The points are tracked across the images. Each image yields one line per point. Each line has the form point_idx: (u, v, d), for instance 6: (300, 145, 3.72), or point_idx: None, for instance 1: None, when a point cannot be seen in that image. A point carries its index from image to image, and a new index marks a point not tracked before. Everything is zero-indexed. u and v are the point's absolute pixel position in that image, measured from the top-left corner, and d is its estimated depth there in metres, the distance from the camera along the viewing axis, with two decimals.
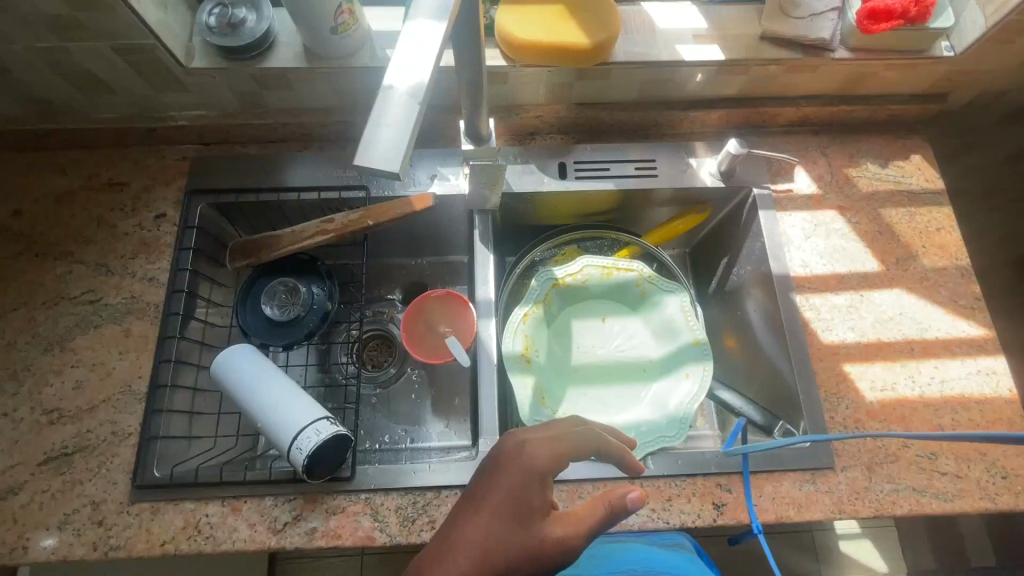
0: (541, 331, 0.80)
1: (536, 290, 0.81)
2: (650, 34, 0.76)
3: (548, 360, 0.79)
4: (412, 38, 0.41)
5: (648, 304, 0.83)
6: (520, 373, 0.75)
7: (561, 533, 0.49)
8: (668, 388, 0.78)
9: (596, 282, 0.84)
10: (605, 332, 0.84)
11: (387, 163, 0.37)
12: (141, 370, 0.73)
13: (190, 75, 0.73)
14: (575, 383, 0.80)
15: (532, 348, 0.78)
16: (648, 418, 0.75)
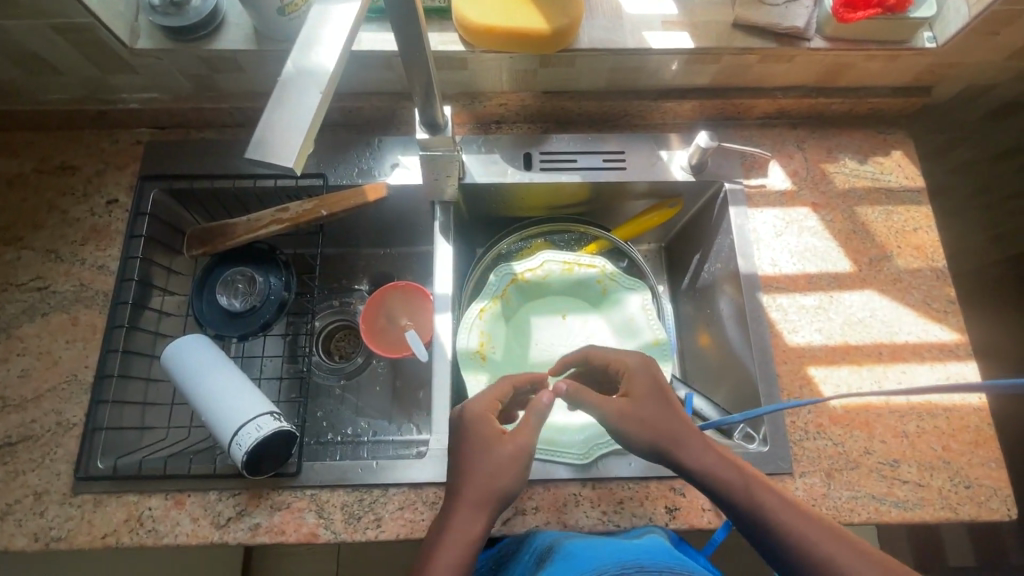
0: (498, 328, 0.79)
1: (493, 286, 0.80)
2: (617, 20, 0.72)
3: (504, 357, 0.78)
4: (321, 20, 0.38)
5: (610, 301, 0.81)
6: (470, 370, 0.74)
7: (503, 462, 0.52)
8: None
9: (556, 279, 0.82)
10: (567, 329, 0.81)
11: (278, 158, 0.34)
12: (88, 360, 0.72)
13: (136, 57, 0.70)
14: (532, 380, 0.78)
15: (488, 345, 0.77)
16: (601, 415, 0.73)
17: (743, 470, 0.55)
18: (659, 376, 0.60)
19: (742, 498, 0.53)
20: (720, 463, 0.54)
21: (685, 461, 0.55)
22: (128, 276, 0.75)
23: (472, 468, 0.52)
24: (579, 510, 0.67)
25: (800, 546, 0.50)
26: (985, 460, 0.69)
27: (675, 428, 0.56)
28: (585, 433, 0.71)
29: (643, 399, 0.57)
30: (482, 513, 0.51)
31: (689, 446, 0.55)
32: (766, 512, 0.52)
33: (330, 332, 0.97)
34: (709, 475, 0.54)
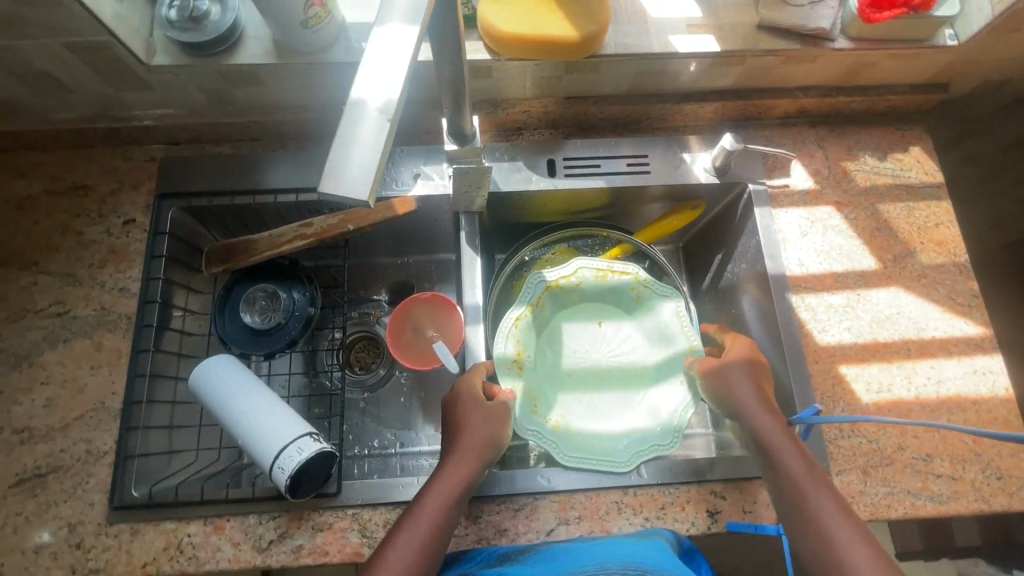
0: (533, 335, 0.77)
1: (528, 294, 0.78)
2: (641, 24, 0.72)
3: (540, 366, 0.77)
4: (380, 47, 0.37)
5: (644, 308, 0.80)
6: (509, 378, 0.72)
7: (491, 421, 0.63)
8: (661, 396, 0.76)
9: (590, 287, 0.81)
10: (599, 336, 0.81)
11: (353, 192, 0.33)
12: (115, 385, 0.70)
13: (153, 73, 0.68)
14: (567, 387, 0.77)
15: (526, 353, 0.75)
16: (643, 428, 0.73)
17: (801, 451, 0.61)
18: (761, 360, 0.68)
19: (782, 466, 0.59)
20: (780, 435, 0.61)
21: (747, 419, 0.63)
22: (151, 298, 0.73)
23: (468, 420, 0.62)
24: (622, 518, 0.67)
25: (813, 518, 0.55)
26: (1015, 451, 0.70)
27: (755, 394, 0.65)
28: (627, 445, 0.71)
29: (745, 365, 0.67)
30: (473, 462, 0.59)
31: (761, 409, 0.64)
32: (799, 483, 0.58)
33: (350, 344, 0.96)
34: (765, 439, 0.61)
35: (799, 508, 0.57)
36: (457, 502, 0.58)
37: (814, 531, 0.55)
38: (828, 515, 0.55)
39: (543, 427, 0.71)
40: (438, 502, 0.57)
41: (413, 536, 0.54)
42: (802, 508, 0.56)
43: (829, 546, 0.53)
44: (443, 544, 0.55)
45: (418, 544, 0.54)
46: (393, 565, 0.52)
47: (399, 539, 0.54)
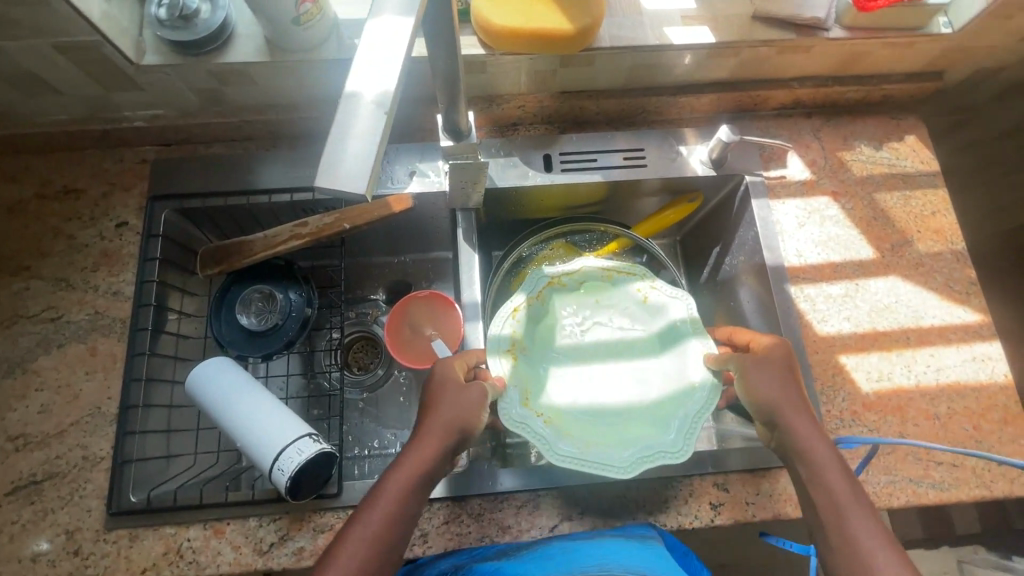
0: (531, 327, 0.69)
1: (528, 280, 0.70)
2: (636, 16, 0.72)
3: (535, 358, 0.67)
4: (375, 40, 0.37)
5: (653, 309, 0.71)
6: (498, 358, 0.64)
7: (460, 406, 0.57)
8: (671, 400, 0.64)
9: (595, 279, 0.72)
10: (604, 337, 0.70)
11: (350, 186, 0.33)
12: (111, 390, 0.69)
13: (143, 73, 0.67)
14: (563, 387, 0.67)
15: (520, 341, 0.66)
16: (649, 436, 0.62)
17: (840, 460, 0.55)
18: (792, 359, 0.60)
19: (821, 479, 0.54)
20: (817, 441, 0.56)
21: (783, 427, 0.57)
22: (145, 301, 0.72)
23: (438, 400, 0.57)
24: (624, 512, 0.67)
25: (853, 538, 0.51)
26: (1015, 437, 0.70)
27: (792, 399, 0.57)
28: (628, 453, 0.60)
29: (779, 365, 0.59)
30: (436, 446, 0.55)
31: (798, 414, 0.57)
32: (837, 497, 0.53)
33: (348, 344, 0.96)
34: (805, 448, 0.55)
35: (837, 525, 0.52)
36: (416, 489, 0.54)
37: (852, 551, 0.51)
38: (867, 535, 0.51)
39: (532, 423, 0.61)
40: (395, 491, 0.53)
41: (366, 526, 0.52)
42: (840, 525, 0.52)
43: (868, 567, 0.50)
44: (401, 533, 0.53)
45: (372, 531, 0.51)
46: (343, 557, 0.50)
47: (353, 530, 0.52)
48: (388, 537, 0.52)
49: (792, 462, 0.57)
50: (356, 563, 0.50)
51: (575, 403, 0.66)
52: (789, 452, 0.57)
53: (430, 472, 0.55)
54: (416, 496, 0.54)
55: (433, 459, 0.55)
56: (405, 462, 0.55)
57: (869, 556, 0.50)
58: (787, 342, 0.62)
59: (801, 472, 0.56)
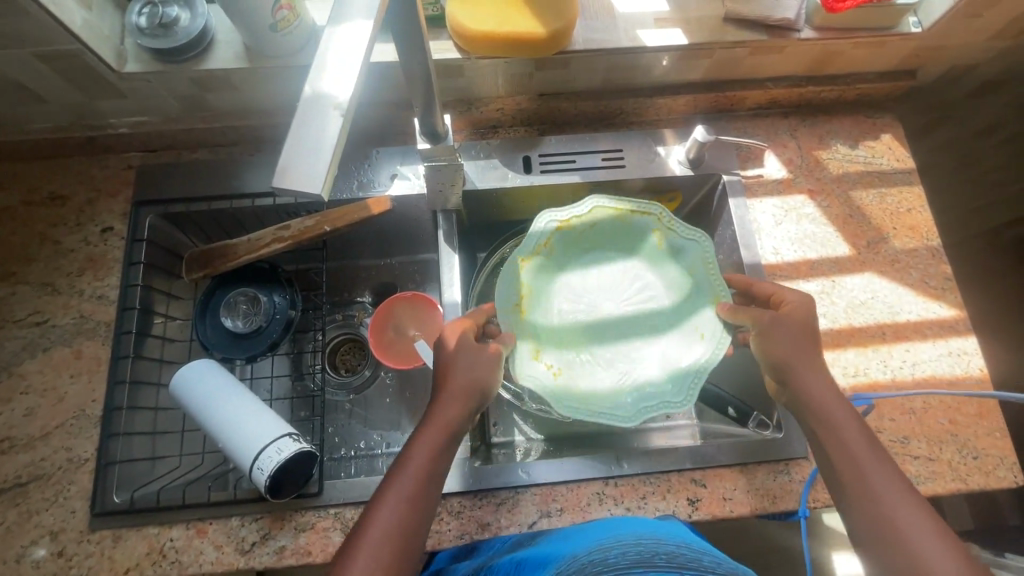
0: (540, 276, 0.72)
1: (534, 236, 0.71)
2: (610, 19, 0.73)
3: (545, 307, 0.71)
4: (333, 44, 0.37)
5: (664, 253, 0.72)
6: (509, 318, 0.67)
7: (478, 370, 0.58)
8: (679, 347, 0.68)
9: (606, 228, 0.73)
10: (615, 281, 0.73)
11: (307, 186, 0.34)
12: (95, 393, 0.70)
13: (125, 81, 0.69)
14: (574, 335, 0.70)
15: (528, 296, 0.70)
16: (652, 379, 0.66)
17: (851, 413, 0.57)
18: (812, 316, 0.61)
19: (836, 432, 0.56)
20: (830, 395, 0.57)
21: (799, 382, 0.58)
22: (129, 305, 0.73)
23: (452, 364, 0.58)
24: (604, 508, 0.67)
25: (870, 487, 0.53)
26: (991, 430, 0.71)
27: (806, 354, 0.59)
28: (634, 397, 0.65)
29: (799, 321, 0.60)
30: (458, 409, 0.56)
31: (813, 369, 0.58)
32: (853, 449, 0.55)
33: (335, 346, 0.97)
34: (818, 404, 0.57)
35: (854, 477, 0.54)
36: (443, 452, 0.56)
37: (869, 500, 0.53)
38: (880, 481, 0.53)
39: (542, 375, 0.65)
40: (424, 454, 0.55)
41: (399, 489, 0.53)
42: (858, 477, 0.54)
43: (887, 517, 0.52)
44: (432, 494, 0.54)
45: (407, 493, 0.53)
46: (380, 520, 0.51)
47: (388, 493, 0.53)
48: (420, 499, 0.53)
49: (805, 418, 0.58)
50: (393, 525, 0.51)
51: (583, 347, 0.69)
52: (801, 405, 0.58)
53: (454, 434, 0.56)
54: (443, 458, 0.56)
55: (456, 420, 0.56)
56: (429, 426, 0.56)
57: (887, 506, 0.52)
58: (810, 299, 0.62)
59: (813, 424, 0.57)
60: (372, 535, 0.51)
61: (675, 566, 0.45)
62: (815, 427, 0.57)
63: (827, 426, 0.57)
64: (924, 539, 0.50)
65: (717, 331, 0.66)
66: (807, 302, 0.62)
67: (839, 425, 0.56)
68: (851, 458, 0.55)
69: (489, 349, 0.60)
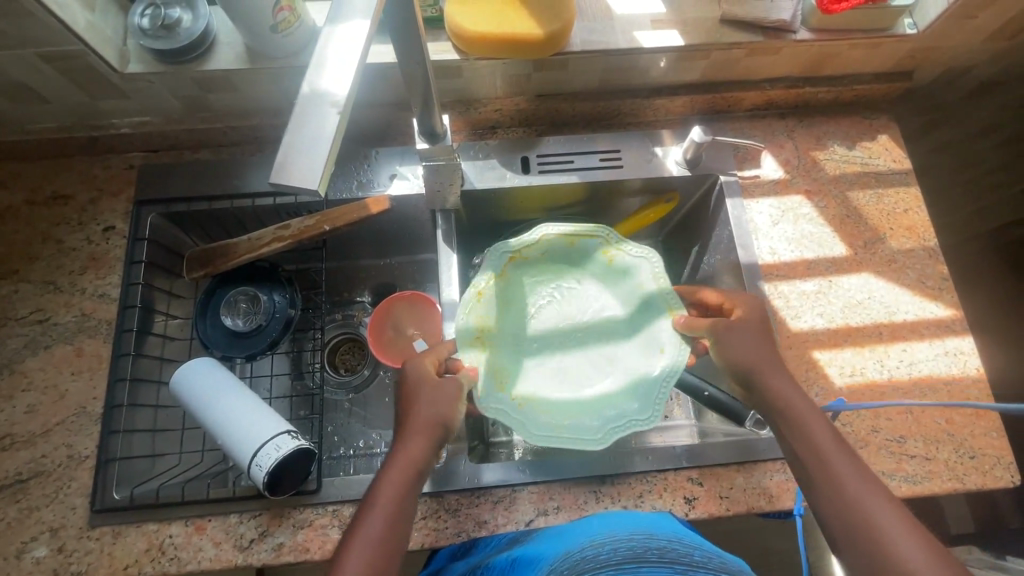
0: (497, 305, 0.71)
1: (488, 265, 0.72)
2: (607, 21, 0.73)
3: (505, 334, 0.70)
4: (330, 42, 0.38)
5: (616, 271, 0.73)
6: (470, 352, 0.66)
7: (441, 404, 0.59)
8: (640, 363, 0.68)
9: (558, 251, 0.74)
10: (568, 301, 0.73)
11: (305, 183, 0.34)
12: (96, 390, 0.71)
13: (127, 81, 0.69)
14: (534, 359, 0.70)
15: (487, 327, 0.69)
16: (615, 396, 0.66)
17: (816, 409, 0.58)
18: (765, 319, 0.63)
19: (801, 426, 0.57)
20: (792, 391, 0.58)
21: (764, 384, 0.59)
22: (130, 303, 0.74)
23: (414, 398, 0.59)
24: (600, 506, 0.68)
25: (835, 480, 0.53)
26: (987, 430, 0.71)
27: (766, 357, 0.60)
28: (602, 416, 0.65)
29: (751, 331, 0.61)
30: (424, 444, 0.57)
31: (777, 370, 0.60)
32: (818, 443, 0.56)
33: (335, 345, 0.97)
34: (782, 404, 0.58)
35: (824, 473, 0.54)
36: (410, 487, 0.56)
37: (836, 491, 0.53)
38: (847, 475, 0.53)
39: (506, 404, 0.65)
40: (391, 490, 0.55)
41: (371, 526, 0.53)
42: (827, 473, 0.54)
43: (859, 511, 0.51)
44: (401, 532, 0.54)
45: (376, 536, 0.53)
46: (352, 566, 0.51)
47: (358, 537, 0.53)
48: (392, 541, 0.53)
49: (773, 418, 0.59)
50: (364, 569, 0.51)
51: (543, 371, 0.69)
52: (769, 409, 0.59)
53: (419, 471, 0.57)
54: (410, 495, 0.56)
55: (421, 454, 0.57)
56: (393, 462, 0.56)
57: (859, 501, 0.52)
58: (761, 303, 0.64)
59: (780, 424, 0.58)
60: (346, 574, 0.51)
61: (667, 561, 0.46)
62: (779, 423, 0.58)
63: (793, 421, 0.57)
64: (896, 536, 0.50)
65: (677, 340, 0.66)
66: (757, 307, 0.64)
67: (804, 420, 0.57)
68: (815, 450, 0.55)
69: (449, 380, 0.61)
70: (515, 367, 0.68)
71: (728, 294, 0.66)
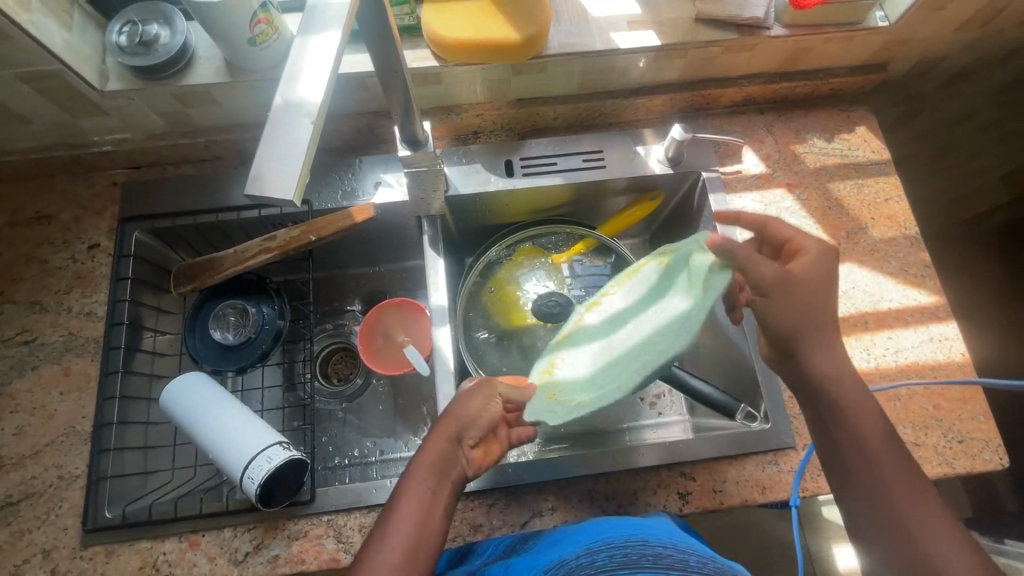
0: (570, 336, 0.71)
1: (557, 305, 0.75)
2: (583, 23, 0.74)
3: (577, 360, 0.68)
4: (302, 53, 0.38)
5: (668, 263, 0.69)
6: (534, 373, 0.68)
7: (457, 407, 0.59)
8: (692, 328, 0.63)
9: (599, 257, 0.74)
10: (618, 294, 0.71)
11: (281, 195, 0.34)
12: (85, 409, 0.71)
13: (107, 99, 0.70)
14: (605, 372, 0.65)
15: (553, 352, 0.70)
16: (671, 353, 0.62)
17: (873, 411, 0.56)
18: (832, 269, 0.58)
19: (857, 433, 0.56)
20: (855, 396, 0.56)
21: (808, 362, 0.57)
22: (117, 320, 0.73)
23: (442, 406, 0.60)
24: (595, 505, 0.68)
25: (881, 487, 0.54)
26: (975, 414, 0.72)
27: (827, 340, 0.57)
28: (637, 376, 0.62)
29: (808, 282, 0.57)
30: (441, 443, 0.56)
31: (825, 348, 0.57)
32: (872, 450, 0.55)
33: (327, 355, 0.97)
34: (842, 410, 0.56)
35: (867, 474, 0.55)
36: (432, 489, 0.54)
37: (878, 497, 0.54)
38: (892, 480, 0.54)
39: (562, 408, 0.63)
40: (410, 492, 0.54)
41: (397, 536, 0.51)
42: (875, 482, 0.55)
43: (897, 520, 0.53)
44: (421, 537, 0.52)
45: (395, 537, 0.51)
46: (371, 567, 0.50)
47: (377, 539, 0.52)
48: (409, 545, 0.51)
49: (825, 424, 0.58)
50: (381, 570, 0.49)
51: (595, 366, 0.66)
52: (830, 414, 0.57)
53: (439, 472, 0.55)
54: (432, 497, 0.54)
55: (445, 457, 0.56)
56: (414, 471, 0.55)
57: (894, 501, 0.54)
58: (831, 248, 0.59)
59: (833, 427, 0.57)
60: None
61: (662, 567, 0.46)
62: (834, 426, 0.57)
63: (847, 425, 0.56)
64: (932, 540, 0.52)
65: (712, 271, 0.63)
66: (829, 253, 0.59)
67: (860, 426, 0.56)
68: (867, 456, 0.55)
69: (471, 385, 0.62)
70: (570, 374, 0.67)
71: (797, 233, 0.61)
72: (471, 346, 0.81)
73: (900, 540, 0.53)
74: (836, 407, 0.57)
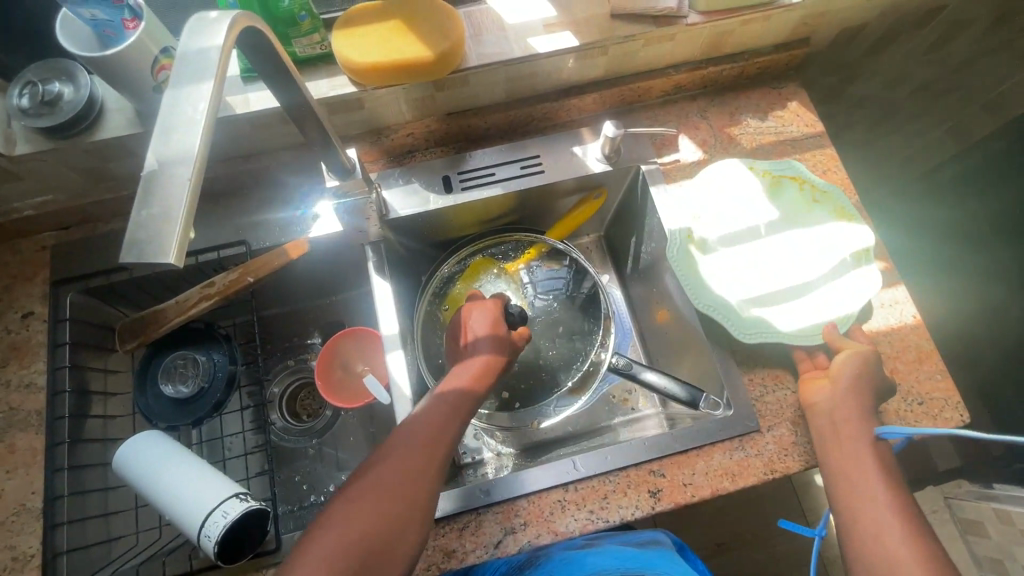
0: (710, 211, 0.80)
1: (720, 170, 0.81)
2: (500, 32, 0.74)
3: (704, 231, 0.79)
4: (172, 108, 0.37)
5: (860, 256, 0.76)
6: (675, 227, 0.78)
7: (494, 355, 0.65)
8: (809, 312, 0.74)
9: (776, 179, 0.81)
10: (776, 247, 0.79)
11: (156, 259, 0.33)
12: (33, 485, 0.68)
13: (18, 164, 0.67)
14: (713, 266, 0.77)
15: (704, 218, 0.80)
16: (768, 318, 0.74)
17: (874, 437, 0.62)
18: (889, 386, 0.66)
19: (854, 450, 0.62)
20: (861, 415, 0.63)
21: (835, 405, 0.64)
22: (59, 389, 0.71)
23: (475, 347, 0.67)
24: (567, 515, 0.67)
25: (870, 500, 0.58)
26: (932, 374, 0.72)
27: (859, 399, 0.64)
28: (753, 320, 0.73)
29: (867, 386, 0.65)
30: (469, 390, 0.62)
31: (851, 397, 0.64)
32: (865, 466, 0.61)
33: (292, 393, 0.94)
34: (847, 428, 0.63)
35: (861, 487, 0.60)
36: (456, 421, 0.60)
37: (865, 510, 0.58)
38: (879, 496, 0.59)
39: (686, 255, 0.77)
40: (438, 420, 0.58)
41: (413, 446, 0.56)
42: (862, 493, 0.59)
43: (880, 533, 0.56)
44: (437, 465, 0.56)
45: (417, 452, 0.56)
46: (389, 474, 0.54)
47: (398, 451, 0.56)
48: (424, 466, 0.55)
49: (830, 441, 0.64)
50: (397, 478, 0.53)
51: (799, 313, 0.74)
52: (836, 425, 0.64)
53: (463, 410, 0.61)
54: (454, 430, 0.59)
55: (465, 396, 0.61)
56: (434, 405, 0.60)
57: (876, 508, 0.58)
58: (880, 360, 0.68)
59: (836, 440, 0.63)
60: (382, 481, 0.53)
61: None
62: (839, 444, 0.63)
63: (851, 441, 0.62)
64: (909, 551, 0.54)
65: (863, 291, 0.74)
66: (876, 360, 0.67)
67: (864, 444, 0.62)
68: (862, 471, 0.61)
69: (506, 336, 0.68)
70: (798, 254, 0.78)
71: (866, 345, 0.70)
72: (435, 370, 0.77)
73: (875, 549, 0.56)
74: (848, 423, 0.63)
